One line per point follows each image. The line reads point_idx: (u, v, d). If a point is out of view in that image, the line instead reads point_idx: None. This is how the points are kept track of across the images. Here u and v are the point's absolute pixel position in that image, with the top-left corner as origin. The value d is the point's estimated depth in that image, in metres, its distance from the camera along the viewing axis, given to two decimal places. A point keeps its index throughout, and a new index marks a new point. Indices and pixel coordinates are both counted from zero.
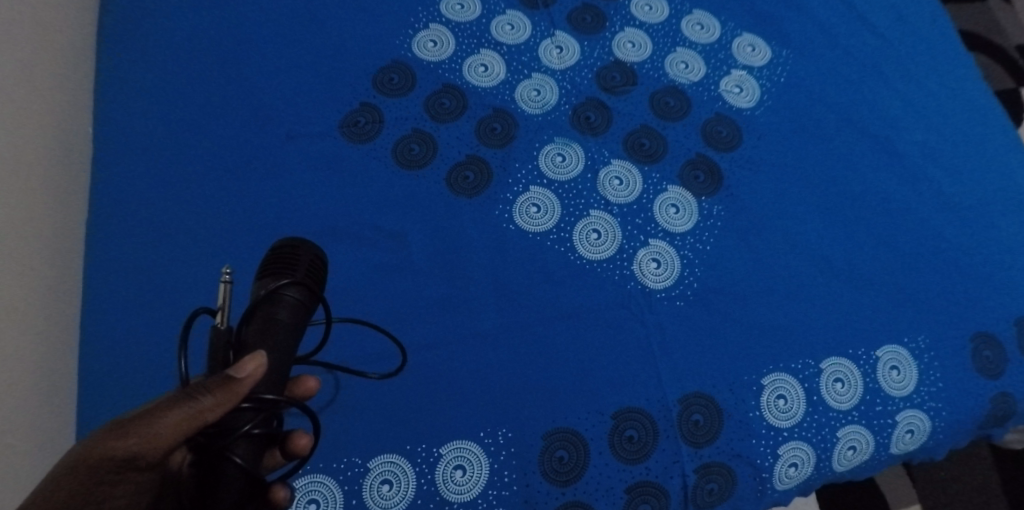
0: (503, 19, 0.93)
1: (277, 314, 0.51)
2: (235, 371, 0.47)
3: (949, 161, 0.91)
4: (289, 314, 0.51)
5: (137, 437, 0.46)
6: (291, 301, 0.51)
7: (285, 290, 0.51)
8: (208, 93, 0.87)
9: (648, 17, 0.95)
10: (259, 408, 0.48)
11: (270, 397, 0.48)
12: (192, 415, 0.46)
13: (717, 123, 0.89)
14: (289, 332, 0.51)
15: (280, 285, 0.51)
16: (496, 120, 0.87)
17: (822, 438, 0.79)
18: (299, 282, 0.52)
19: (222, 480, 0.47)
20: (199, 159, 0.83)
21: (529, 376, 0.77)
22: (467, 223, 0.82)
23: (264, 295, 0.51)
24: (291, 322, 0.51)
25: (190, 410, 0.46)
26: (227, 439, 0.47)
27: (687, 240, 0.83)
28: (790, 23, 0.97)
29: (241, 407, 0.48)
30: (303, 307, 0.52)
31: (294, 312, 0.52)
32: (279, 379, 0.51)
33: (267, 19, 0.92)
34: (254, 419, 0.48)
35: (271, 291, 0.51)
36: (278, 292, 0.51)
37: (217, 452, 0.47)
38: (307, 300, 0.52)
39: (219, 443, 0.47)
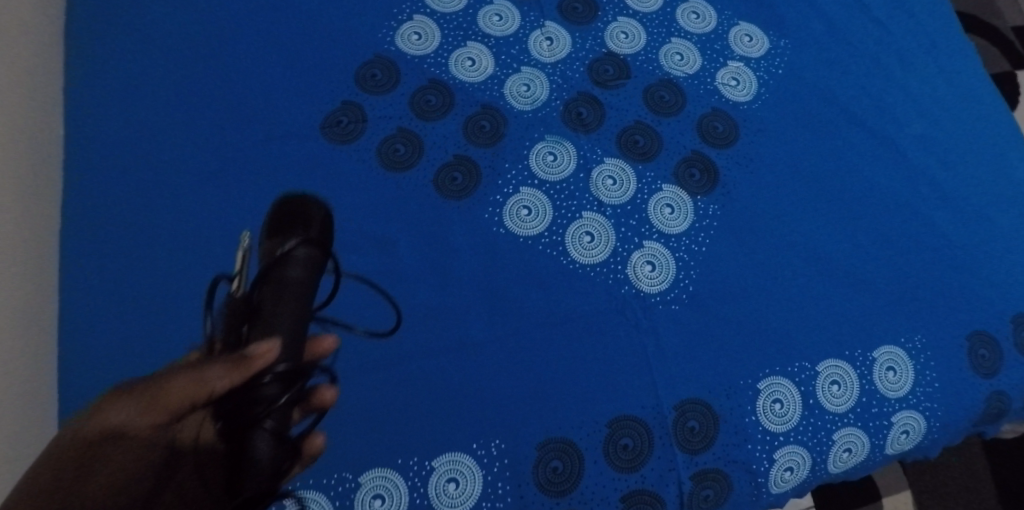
0: (491, 10, 0.89)
1: (289, 273, 0.56)
2: (249, 351, 0.51)
3: (947, 155, 0.89)
4: (300, 273, 0.56)
5: (143, 403, 0.48)
6: (302, 259, 0.57)
7: (296, 249, 0.57)
8: (182, 91, 0.83)
9: (641, 6, 0.91)
10: (281, 380, 0.52)
11: (289, 368, 0.52)
12: (203, 385, 0.49)
13: (713, 118, 0.86)
14: (302, 290, 0.56)
15: (291, 245, 0.57)
16: (484, 117, 0.83)
17: (818, 441, 0.78)
18: (309, 241, 0.58)
19: (249, 448, 0.50)
20: (175, 163, 0.79)
21: (523, 385, 0.75)
22: (456, 227, 0.79)
23: (277, 255, 0.56)
24: (305, 280, 0.57)
25: (200, 380, 0.49)
26: (253, 406, 0.51)
27: (683, 241, 0.81)
28: (788, 12, 0.94)
29: (261, 381, 0.51)
30: (312, 264, 0.57)
31: (306, 270, 0.57)
32: (298, 343, 0.55)
33: (243, 11, 0.88)
34: (278, 387, 0.52)
35: (284, 252, 0.56)
36: (289, 252, 0.56)
37: (244, 418, 0.51)
38: (317, 256, 0.58)
39: (246, 411, 0.51)
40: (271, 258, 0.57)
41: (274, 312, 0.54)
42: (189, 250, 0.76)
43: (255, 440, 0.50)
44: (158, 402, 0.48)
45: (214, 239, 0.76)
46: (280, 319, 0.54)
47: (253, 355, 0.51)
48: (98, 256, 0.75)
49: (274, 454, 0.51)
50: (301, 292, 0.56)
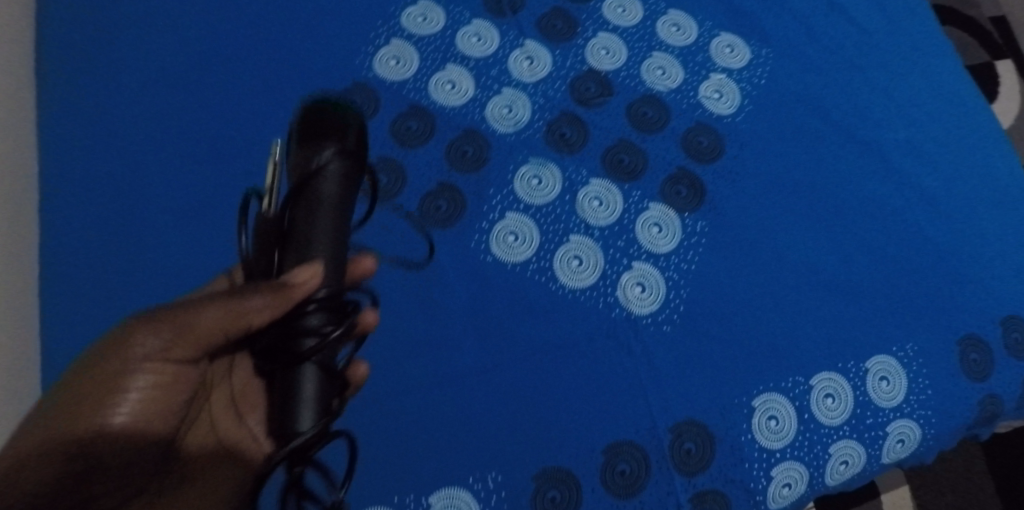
0: (469, 30, 0.87)
1: (323, 191, 0.53)
2: (290, 278, 0.51)
3: (932, 159, 0.89)
4: (335, 189, 0.53)
5: (175, 331, 0.52)
6: (336, 174, 0.53)
7: (330, 163, 0.53)
8: (160, 130, 0.81)
9: (621, 20, 0.90)
10: (325, 307, 0.52)
11: (331, 296, 0.52)
12: (241, 313, 0.51)
13: (697, 133, 0.85)
14: (336, 208, 0.54)
15: (325, 158, 0.53)
16: (466, 142, 0.82)
17: (815, 455, 0.78)
18: (343, 153, 0.53)
19: (296, 378, 0.52)
20: (156, 203, 0.78)
21: (517, 415, 0.74)
22: (442, 257, 0.78)
23: (309, 168, 0.53)
24: (338, 198, 0.54)
25: (237, 308, 0.51)
26: (297, 333, 0.52)
27: (671, 260, 0.80)
28: (768, 20, 0.93)
29: (305, 307, 0.52)
30: (346, 178, 0.54)
31: (341, 186, 0.54)
32: (334, 267, 0.54)
33: (218, 44, 0.86)
34: (321, 314, 0.52)
35: (317, 167, 0.52)
36: (324, 165, 0.53)
37: (291, 347, 0.52)
38: (350, 171, 0.54)
39: (291, 338, 0.52)
40: (304, 171, 0.53)
41: (310, 231, 0.53)
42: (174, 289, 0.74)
43: (301, 373, 0.52)
44: (186, 332, 0.52)
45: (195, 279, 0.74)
46: (317, 239, 0.53)
47: (294, 283, 0.51)
48: (79, 302, 0.73)
49: (323, 386, 0.52)
50: (336, 208, 0.54)
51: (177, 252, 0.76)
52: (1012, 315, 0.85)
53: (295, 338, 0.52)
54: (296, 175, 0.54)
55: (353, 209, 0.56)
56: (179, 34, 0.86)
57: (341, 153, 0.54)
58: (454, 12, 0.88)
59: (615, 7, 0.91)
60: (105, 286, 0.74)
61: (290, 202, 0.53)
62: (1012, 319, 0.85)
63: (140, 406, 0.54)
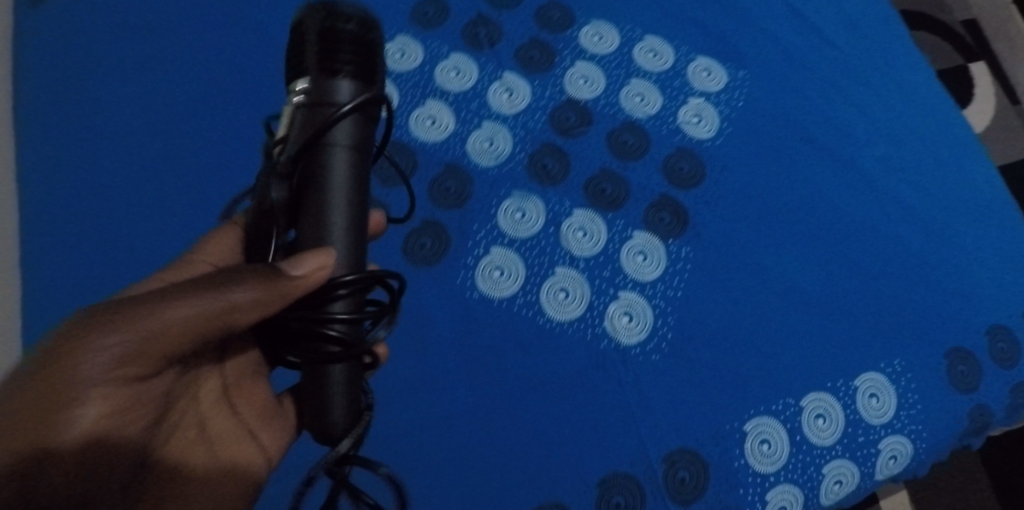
0: (447, 64, 0.87)
1: (337, 138, 0.47)
2: (293, 269, 0.44)
3: (911, 174, 0.90)
4: (353, 139, 0.48)
5: (142, 330, 0.43)
6: (354, 121, 0.48)
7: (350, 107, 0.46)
8: (148, 184, 0.83)
9: (598, 48, 0.90)
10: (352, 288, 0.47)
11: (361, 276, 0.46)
12: (225, 308, 0.44)
13: (678, 159, 0.86)
14: (354, 160, 0.49)
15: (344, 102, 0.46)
16: (448, 178, 0.82)
17: (809, 477, 0.77)
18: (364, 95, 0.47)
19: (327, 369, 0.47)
20: (143, 253, 0.78)
21: (509, 452, 0.74)
22: (429, 295, 0.78)
23: (327, 113, 0.47)
24: (354, 145, 0.48)
25: (223, 304, 0.44)
26: (321, 316, 0.46)
27: (657, 287, 0.81)
28: (743, 42, 0.94)
29: (331, 286, 0.46)
30: (363, 124, 0.48)
31: (357, 134, 0.48)
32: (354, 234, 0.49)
33: (203, 98, 0.88)
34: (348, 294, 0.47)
35: (337, 111, 0.46)
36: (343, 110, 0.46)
37: (314, 330, 0.46)
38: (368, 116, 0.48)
39: (314, 321, 0.46)
40: (319, 117, 0.47)
41: (326, 188, 0.48)
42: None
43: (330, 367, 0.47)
44: (156, 335, 0.43)
45: None
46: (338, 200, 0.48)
47: (297, 277, 0.44)
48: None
49: (354, 375, 0.48)
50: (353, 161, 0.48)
51: None
52: (996, 324, 0.86)
53: (314, 330, 0.46)
54: (310, 121, 0.47)
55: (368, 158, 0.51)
56: (165, 89, 0.88)
57: (357, 89, 0.48)
58: (432, 46, 0.88)
59: (591, 34, 0.91)
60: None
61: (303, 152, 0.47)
62: (996, 329, 0.85)
63: (105, 420, 0.46)
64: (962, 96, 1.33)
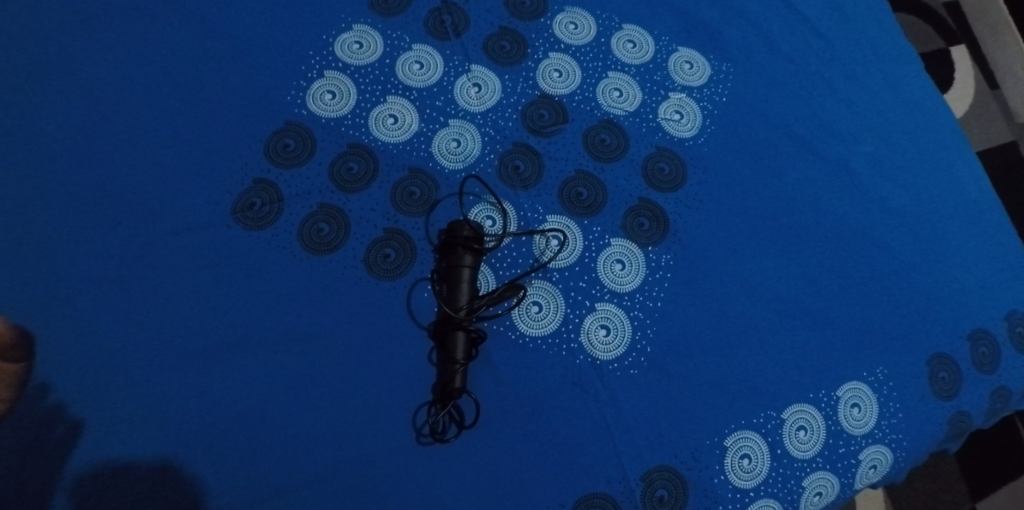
0: (410, 56, 0.81)
1: (466, 258, 0.71)
2: None
3: (895, 173, 0.87)
4: (470, 258, 0.72)
5: None
6: (469, 249, 0.72)
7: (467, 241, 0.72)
8: (70, 188, 0.72)
9: (573, 38, 0.85)
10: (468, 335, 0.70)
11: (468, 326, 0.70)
12: None
13: (658, 159, 0.82)
14: (470, 271, 0.72)
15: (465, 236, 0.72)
16: (413, 182, 0.77)
17: (789, 490, 0.75)
18: (472, 234, 0.72)
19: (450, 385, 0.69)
20: (72, 263, 0.70)
21: (479, 475, 0.69)
22: (395, 309, 0.73)
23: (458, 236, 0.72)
24: (473, 263, 0.72)
25: None
26: (450, 351, 0.70)
27: (636, 298, 0.77)
28: (726, 32, 0.89)
29: (458, 335, 0.70)
30: (474, 255, 0.72)
31: (472, 255, 0.72)
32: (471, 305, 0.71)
33: (127, 84, 0.76)
34: (466, 338, 0.70)
35: (462, 238, 0.71)
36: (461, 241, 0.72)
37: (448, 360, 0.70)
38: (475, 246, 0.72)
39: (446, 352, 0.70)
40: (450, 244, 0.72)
41: (457, 279, 0.71)
42: (114, 363, 0.68)
43: (455, 380, 0.70)
44: None
45: (130, 357, 0.68)
46: (460, 286, 0.71)
47: None
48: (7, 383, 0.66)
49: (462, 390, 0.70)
50: (467, 274, 0.71)
51: (106, 322, 0.69)
52: (979, 329, 0.83)
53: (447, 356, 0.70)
54: (446, 245, 0.72)
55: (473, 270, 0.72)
56: (53, 81, 0.75)
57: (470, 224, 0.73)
58: (393, 36, 0.81)
59: (566, 23, 0.85)
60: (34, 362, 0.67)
61: (444, 261, 0.73)
62: (979, 334, 0.83)
63: None
64: (941, 81, 1.28)
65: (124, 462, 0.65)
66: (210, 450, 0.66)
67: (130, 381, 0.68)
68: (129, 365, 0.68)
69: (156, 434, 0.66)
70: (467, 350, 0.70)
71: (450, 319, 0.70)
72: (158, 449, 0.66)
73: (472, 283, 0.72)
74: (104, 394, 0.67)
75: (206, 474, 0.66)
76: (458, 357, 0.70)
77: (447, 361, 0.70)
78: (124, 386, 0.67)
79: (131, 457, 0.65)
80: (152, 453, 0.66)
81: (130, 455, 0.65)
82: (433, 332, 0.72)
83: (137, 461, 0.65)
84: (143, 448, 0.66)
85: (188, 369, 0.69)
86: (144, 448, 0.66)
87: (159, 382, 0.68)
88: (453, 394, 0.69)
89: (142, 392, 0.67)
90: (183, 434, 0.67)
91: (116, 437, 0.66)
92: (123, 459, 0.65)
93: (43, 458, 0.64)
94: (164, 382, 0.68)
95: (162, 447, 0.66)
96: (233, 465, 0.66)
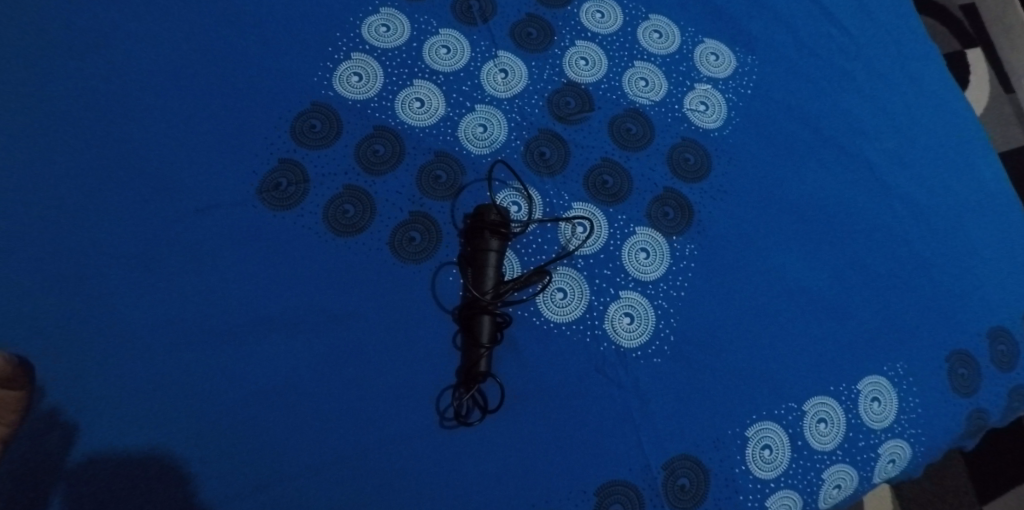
0: (438, 40, 0.81)
1: (492, 242, 0.71)
2: None
3: (916, 169, 0.87)
4: (495, 243, 0.71)
5: None
6: (494, 234, 0.71)
7: (492, 228, 0.71)
8: (95, 163, 0.72)
9: (600, 27, 0.85)
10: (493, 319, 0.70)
11: (494, 309, 0.70)
12: None
13: (683, 149, 0.82)
14: (496, 256, 0.71)
15: (490, 220, 0.71)
16: (439, 166, 0.76)
17: (809, 483, 0.75)
18: (499, 219, 0.72)
19: (474, 369, 0.69)
20: (95, 240, 0.70)
21: (501, 460, 0.69)
22: (419, 292, 0.73)
23: (483, 221, 0.71)
24: (499, 247, 0.71)
25: None
26: (475, 336, 0.69)
27: (660, 287, 0.77)
28: (752, 25, 0.89)
29: (482, 318, 0.69)
30: (500, 239, 0.71)
31: (497, 239, 0.71)
32: (496, 290, 0.71)
33: (152, 60, 0.76)
34: (491, 322, 0.70)
35: (488, 222, 0.71)
36: (486, 225, 0.71)
37: (473, 344, 0.70)
38: (500, 230, 0.71)
39: (471, 336, 0.70)
40: (476, 228, 0.72)
41: (483, 264, 0.71)
42: (136, 340, 0.67)
43: (480, 364, 0.69)
44: None
45: (154, 335, 0.68)
46: (486, 271, 0.71)
47: None
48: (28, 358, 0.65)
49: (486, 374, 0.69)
50: (493, 258, 0.71)
51: (130, 298, 0.68)
52: (998, 327, 0.83)
53: (471, 341, 0.70)
54: (472, 230, 0.72)
55: (499, 255, 0.72)
56: (80, 58, 0.75)
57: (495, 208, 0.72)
58: (421, 20, 0.81)
59: (593, 12, 0.85)
60: (57, 339, 0.66)
61: (470, 247, 0.72)
62: (998, 332, 0.83)
63: None
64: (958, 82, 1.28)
65: (141, 441, 0.64)
66: (231, 431, 0.66)
67: (153, 359, 0.67)
68: (151, 342, 0.67)
69: (175, 414, 0.66)
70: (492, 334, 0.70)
71: (476, 303, 0.70)
72: (177, 427, 0.65)
73: (499, 268, 0.71)
74: (127, 371, 0.66)
75: (228, 455, 0.65)
76: (482, 341, 0.69)
77: (473, 345, 0.70)
78: (146, 364, 0.67)
79: (148, 438, 0.65)
80: (172, 431, 0.65)
81: (148, 435, 0.65)
82: (459, 315, 0.72)
83: (153, 441, 0.65)
84: (161, 427, 0.65)
85: (210, 349, 0.68)
86: (163, 428, 0.65)
87: (182, 360, 0.67)
88: (478, 378, 0.69)
89: (164, 371, 0.67)
90: (204, 413, 0.66)
91: (136, 413, 0.65)
92: (140, 439, 0.65)
93: (63, 436, 0.63)
94: (185, 360, 0.67)
95: (181, 427, 0.65)
96: (254, 444, 0.66)
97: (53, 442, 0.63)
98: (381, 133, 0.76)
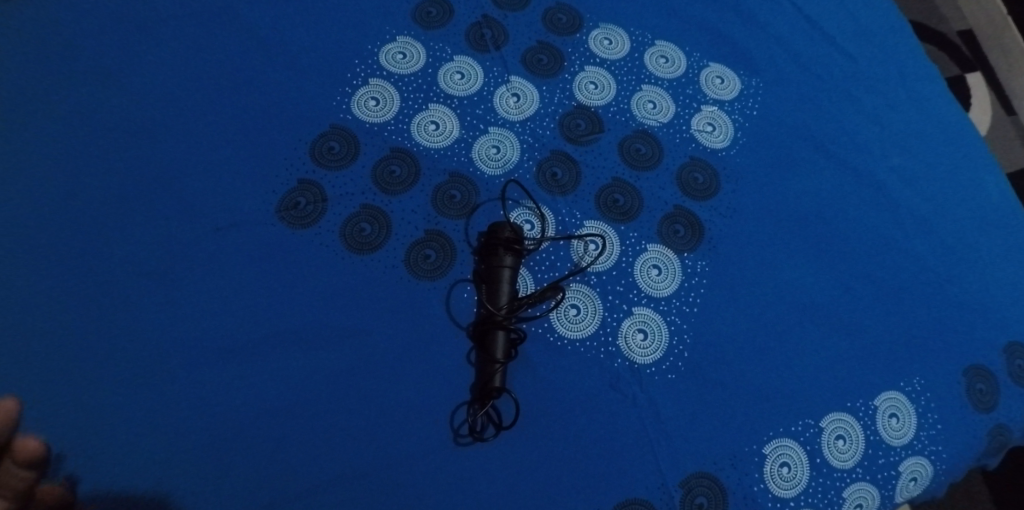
0: (452, 66, 0.84)
1: (506, 259, 0.72)
2: None
3: (923, 186, 0.88)
4: (509, 259, 0.72)
5: None
6: (508, 251, 0.72)
7: (506, 247, 0.72)
8: (119, 185, 0.74)
9: (608, 53, 0.88)
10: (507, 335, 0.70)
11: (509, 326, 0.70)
12: None
13: (692, 168, 0.83)
14: (510, 272, 0.72)
15: (504, 237, 0.72)
16: (454, 186, 0.78)
17: (829, 501, 0.73)
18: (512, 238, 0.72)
19: (489, 385, 0.69)
20: (117, 259, 0.71)
21: (515, 476, 0.68)
22: (434, 309, 0.74)
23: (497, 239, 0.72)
24: (512, 264, 0.72)
25: None
26: (489, 352, 0.70)
27: (672, 303, 0.77)
28: (756, 49, 0.92)
29: (496, 334, 0.70)
30: (513, 256, 0.72)
31: (511, 256, 0.72)
32: (511, 307, 0.71)
33: (176, 87, 0.79)
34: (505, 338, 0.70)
35: (502, 240, 0.72)
36: (499, 243, 0.72)
37: (488, 360, 0.70)
38: (514, 247, 0.72)
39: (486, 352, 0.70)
40: (491, 245, 0.73)
41: (497, 281, 0.72)
42: (156, 356, 0.68)
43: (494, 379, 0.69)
44: None
45: (173, 351, 0.69)
46: (500, 288, 0.71)
47: None
48: (50, 375, 0.66)
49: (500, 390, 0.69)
50: (506, 275, 0.72)
51: (150, 314, 0.70)
52: (1014, 342, 0.82)
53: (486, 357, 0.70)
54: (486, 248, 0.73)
55: (512, 272, 0.72)
56: (108, 85, 0.78)
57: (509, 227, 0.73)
58: (436, 48, 0.84)
59: (602, 38, 0.88)
60: (78, 358, 0.67)
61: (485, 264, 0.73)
62: (1014, 346, 0.82)
63: None
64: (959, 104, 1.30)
65: (158, 455, 0.65)
66: (246, 447, 0.66)
67: (170, 376, 0.68)
68: (171, 358, 0.68)
69: (191, 428, 0.66)
70: (507, 350, 0.70)
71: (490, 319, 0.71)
72: (193, 442, 0.66)
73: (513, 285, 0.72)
74: (143, 389, 0.67)
75: (242, 473, 0.65)
76: (496, 357, 0.70)
77: (487, 360, 0.70)
78: (165, 380, 0.68)
79: (164, 452, 0.65)
80: (188, 446, 0.66)
81: (166, 448, 0.65)
82: (473, 331, 0.72)
83: (170, 455, 0.65)
84: (178, 441, 0.66)
85: (228, 364, 0.69)
86: (180, 442, 0.66)
87: (200, 375, 0.68)
88: (492, 394, 0.69)
89: (182, 386, 0.68)
90: (220, 428, 0.67)
91: (156, 427, 0.66)
92: (157, 453, 0.65)
93: (79, 452, 0.64)
94: (203, 376, 0.68)
95: (197, 441, 0.66)
96: (269, 460, 0.66)
97: (69, 460, 0.64)
98: (397, 154, 0.78)
